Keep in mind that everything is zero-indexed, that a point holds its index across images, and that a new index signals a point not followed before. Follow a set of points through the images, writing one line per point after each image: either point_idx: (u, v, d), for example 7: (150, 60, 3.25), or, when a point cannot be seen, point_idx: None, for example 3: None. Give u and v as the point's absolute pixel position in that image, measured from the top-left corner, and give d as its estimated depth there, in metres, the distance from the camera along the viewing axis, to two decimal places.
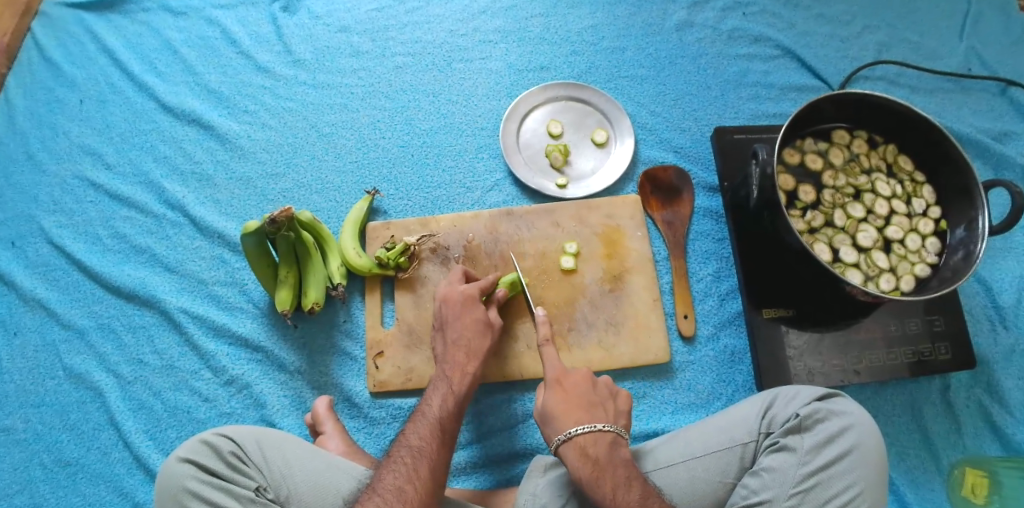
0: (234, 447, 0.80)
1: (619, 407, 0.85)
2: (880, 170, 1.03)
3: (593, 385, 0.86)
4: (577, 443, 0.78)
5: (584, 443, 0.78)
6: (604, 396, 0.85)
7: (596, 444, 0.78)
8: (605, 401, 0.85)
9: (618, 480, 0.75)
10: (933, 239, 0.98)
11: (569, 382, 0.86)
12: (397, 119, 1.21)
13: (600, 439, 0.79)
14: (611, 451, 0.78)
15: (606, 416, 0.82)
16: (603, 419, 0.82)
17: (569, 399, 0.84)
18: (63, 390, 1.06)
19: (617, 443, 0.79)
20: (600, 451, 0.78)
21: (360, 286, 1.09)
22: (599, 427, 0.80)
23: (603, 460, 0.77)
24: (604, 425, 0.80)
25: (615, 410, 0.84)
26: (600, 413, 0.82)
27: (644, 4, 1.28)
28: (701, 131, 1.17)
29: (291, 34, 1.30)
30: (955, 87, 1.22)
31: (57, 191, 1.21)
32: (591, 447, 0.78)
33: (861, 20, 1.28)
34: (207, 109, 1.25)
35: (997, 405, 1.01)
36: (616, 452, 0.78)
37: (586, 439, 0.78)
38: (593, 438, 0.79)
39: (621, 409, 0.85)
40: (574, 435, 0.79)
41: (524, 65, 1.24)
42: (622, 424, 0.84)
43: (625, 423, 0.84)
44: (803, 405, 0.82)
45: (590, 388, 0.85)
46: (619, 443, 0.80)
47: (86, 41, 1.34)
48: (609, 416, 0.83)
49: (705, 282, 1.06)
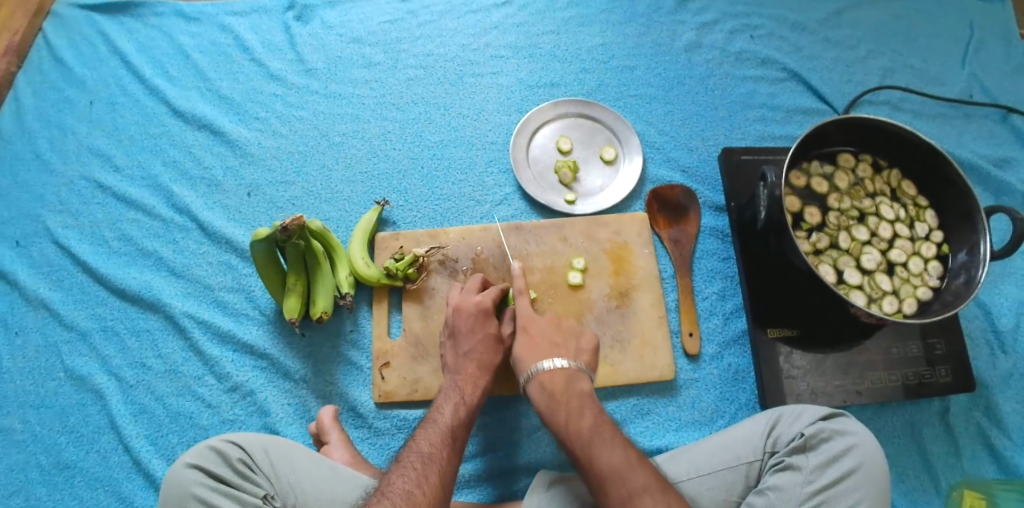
0: (242, 455, 0.80)
1: (583, 346, 0.90)
2: (884, 194, 1.05)
3: (557, 329, 0.92)
4: (538, 380, 0.86)
5: (545, 379, 0.85)
6: (567, 336, 0.91)
7: (555, 378, 0.85)
8: (566, 339, 0.90)
9: (570, 408, 0.82)
10: (935, 263, 1.00)
11: (534, 327, 0.92)
12: (407, 130, 1.22)
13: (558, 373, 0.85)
14: (568, 383, 0.85)
15: (567, 352, 0.88)
16: (564, 354, 0.88)
17: (532, 342, 0.90)
18: (64, 392, 1.06)
19: (575, 376, 0.86)
20: (558, 385, 0.85)
21: (368, 296, 1.09)
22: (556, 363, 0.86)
23: (560, 392, 0.84)
24: (564, 361, 0.86)
25: (578, 347, 0.90)
26: (563, 351, 0.88)
27: (654, 24, 1.31)
28: (708, 151, 1.19)
29: (303, 43, 1.31)
30: (958, 113, 1.25)
31: (63, 191, 1.21)
32: (551, 383, 0.85)
33: (866, 45, 1.30)
34: (217, 114, 1.26)
35: (995, 428, 1.02)
36: (573, 384, 0.85)
37: (546, 376, 0.85)
38: (551, 374, 0.85)
39: (584, 347, 0.90)
40: (535, 373, 0.86)
41: (535, 81, 1.25)
42: (585, 360, 0.89)
43: (588, 359, 0.89)
44: (808, 424, 0.83)
45: (552, 328, 0.91)
46: (579, 377, 0.86)
47: (98, 43, 1.34)
48: (571, 353, 0.88)
49: (710, 301, 1.07)
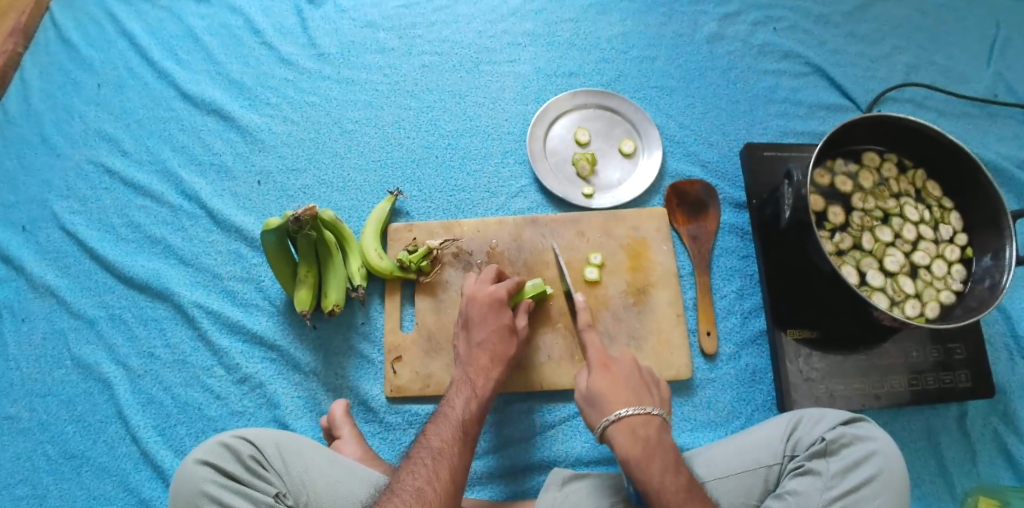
0: (253, 451, 0.78)
1: (662, 394, 0.85)
2: (909, 195, 1.03)
3: (638, 370, 0.85)
4: (627, 424, 0.77)
5: (634, 423, 0.77)
6: (650, 381, 0.84)
7: (646, 425, 0.77)
8: (651, 386, 0.83)
9: (668, 462, 0.74)
10: (959, 267, 0.97)
11: (615, 366, 0.84)
12: (422, 119, 1.19)
13: (651, 421, 0.78)
14: (659, 433, 0.78)
15: (653, 400, 0.81)
16: (650, 401, 0.81)
17: (615, 381, 0.82)
18: (71, 380, 1.04)
19: (665, 428, 0.78)
20: (650, 433, 0.77)
21: (380, 288, 1.08)
22: (649, 411, 0.78)
23: (653, 441, 0.76)
24: (653, 409, 0.79)
25: (660, 395, 0.83)
26: (648, 396, 0.81)
27: (675, 14, 1.27)
28: (729, 146, 1.16)
29: (316, 27, 1.28)
30: (982, 112, 1.22)
31: (70, 175, 1.19)
32: (642, 429, 0.77)
33: (891, 40, 1.27)
34: (227, 99, 1.23)
35: (1012, 434, 1.01)
36: (665, 437, 0.78)
37: (638, 421, 0.77)
38: (643, 420, 0.77)
39: (663, 396, 0.84)
40: (624, 416, 0.77)
41: (553, 70, 1.22)
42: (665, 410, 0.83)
43: (668, 408, 0.82)
44: (828, 429, 0.81)
45: (637, 371, 0.84)
46: (666, 427, 0.79)
47: (105, 25, 1.31)
48: (655, 401, 0.82)
49: (728, 299, 1.05)
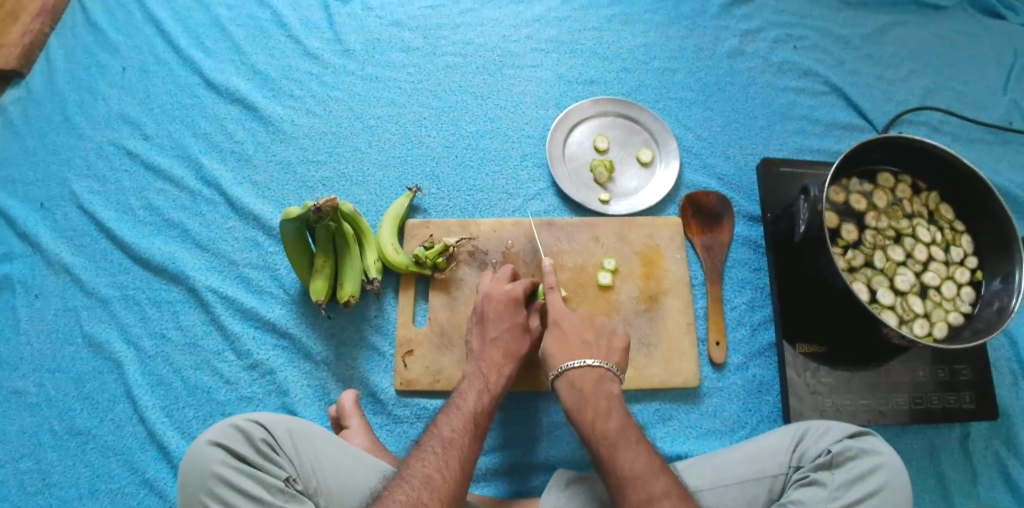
0: (266, 435, 0.79)
1: (614, 345, 0.91)
2: (922, 216, 1.04)
3: (592, 327, 0.92)
4: (567, 377, 0.86)
5: (574, 377, 0.86)
6: (601, 335, 0.91)
7: (584, 377, 0.85)
8: (600, 339, 0.90)
9: (599, 408, 0.82)
10: (969, 289, 0.99)
11: (568, 324, 0.92)
12: (443, 118, 1.21)
13: (589, 373, 0.86)
14: (599, 385, 0.85)
15: (599, 353, 0.89)
16: (595, 353, 0.88)
17: (566, 340, 0.90)
18: (81, 358, 1.05)
19: (605, 379, 0.85)
20: (587, 383, 0.85)
21: (395, 282, 1.09)
22: (587, 363, 0.86)
23: (589, 391, 0.84)
24: (594, 361, 0.86)
25: (609, 347, 0.90)
26: (594, 349, 0.88)
27: (697, 28, 1.29)
28: (745, 160, 1.18)
29: (343, 23, 1.29)
30: (996, 139, 1.23)
31: (91, 156, 1.20)
32: (579, 381, 0.85)
33: (909, 64, 1.29)
34: (251, 89, 1.24)
35: (1013, 458, 1.02)
36: (603, 385, 0.85)
37: (575, 373, 0.86)
38: (581, 373, 0.86)
39: (615, 346, 0.91)
40: (565, 369, 0.86)
41: (575, 77, 1.24)
42: (615, 361, 0.89)
43: (618, 361, 0.89)
44: (835, 441, 0.82)
45: (588, 329, 0.91)
46: (609, 378, 0.86)
47: (134, 11, 1.33)
48: (602, 354, 0.88)
49: (738, 310, 1.06)
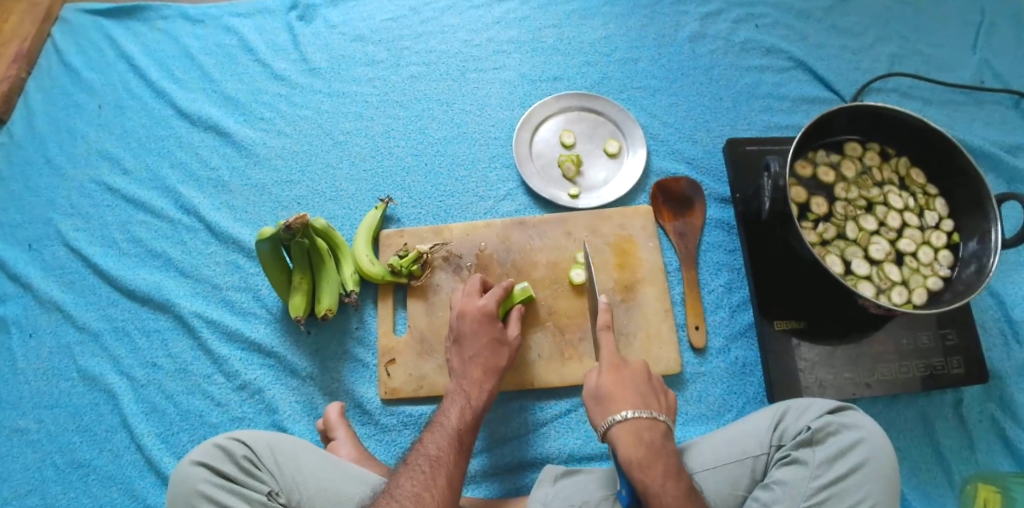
0: (247, 451, 0.80)
1: (669, 401, 0.84)
2: (893, 182, 1.03)
3: (648, 377, 0.84)
4: (633, 425, 0.76)
5: (639, 427, 0.76)
6: (658, 387, 0.83)
7: (652, 430, 0.77)
8: (658, 392, 0.83)
9: (669, 469, 0.73)
10: (946, 252, 0.98)
11: (626, 368, 0.84)
12: (410, 127, 1.22)
13: (656, 426, 0.77)
14: (664, 442, 0.77)
15: (660, 406, 0.81)
16: (654, 404, 0.80)
17: (626, 386, 0.81)
18: (76, 391, 1.08)
19: (670, 436, 0.78)
20: (654, 438, 0.76)
21: (373, 293, 1.10)
22: (655, 416, 0.78)
23: (656, 446, 0.75)
24: (659, 415, 0.78)
25: (667, 402, 0.82)
26: (656, 403, 0.80)
27: (657, 15, 1.30)
28: (713, 143, 1.18)
29: (307, 42, 1.32)
30: (969, 99, 1.22)
31: (74, 194, 1.23)
32: (646, 432, 0.76)
33: (874, 32, 1.28)
34: (223, 116, 1.27)
35: (1009, 420, 1.00)
36: (668, 443, 0.77)
37: (642, 424, 0.76)
38: (650, 425, 0.77)
39: (670, 405, 0.83)
40: (631, 418, 0.77)
41: (538, 76, 1.25)
42: (671, 419, 0.81)
43: (673, 417, 0.82)
44: (815, 418, 0.81)
45: (647, 378, 0.83)
46: (670, 435, 0.78)
47: (105, 49, 1.36)
48: (662, 407, 0.81)
49: (716, 294, 1.06)
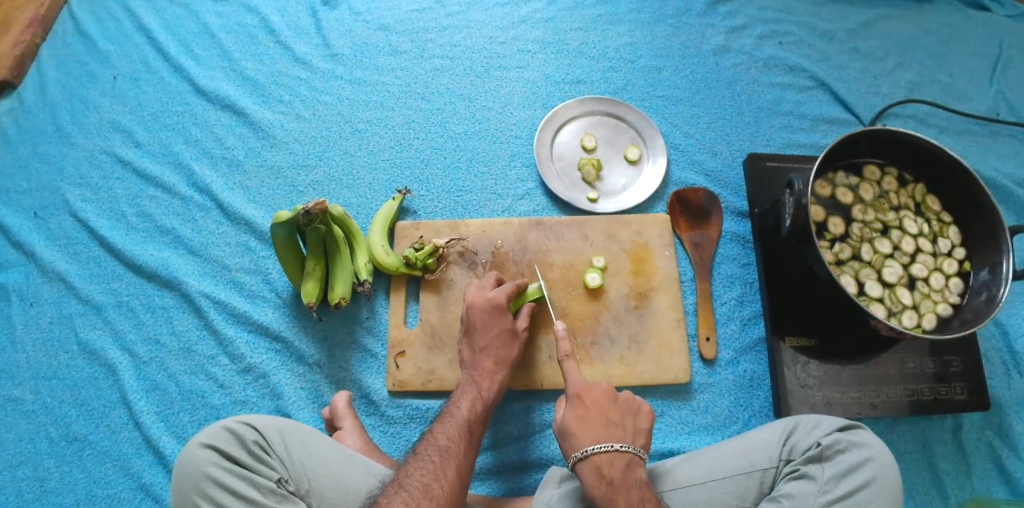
0: (258, 437, 0.79)
1: (638, 421, 0.85)
2: (909, 208, 1.04)
3: (615, 404, 0.85)
4: (594, 462, 0.78)
5: (600, 462, 0.78)
6: (625, 413, 0.85)
7: (612, 464, 0.78)
8: (626, 419, 0.84)
9: (632, 499, 0.74)
10: (957, 280, 0.99)
11: (589, 398, 0.85)
12: (431, 120, 1.22)
13: (618, 458, 0.78)
14: (627, 471, 0.78)
15: (625, 436, 0.82)
16: (618, 429, 0.82)
17: (587, 420, 0.83)
18: (76, 365, 1.06)
19: (634, 465, 0.79)
20: (616, 471, 0.77)
21: (386, 284, 1.09)
22: (616, 447, 0.79)
23: (618, 479, 0.77)
24: (622, 445, 0.79)
25: (634, 429, 0.83)
26: (620, 432, 0.82)
27: (683, 26, 1.30)
28: (733, 156, 1.19)
29: (330, 28, 1.30)
30: (983, 130, 1.24)
31: (83, 164, 1.21)
32: (607, 467, 0.78)
33: (895, 58, 1.30)
34: (241, 95, 1.25)
35: (1006, 447, 1.02)
36: (632, 473, 0.78)
37: (603, 459, 0.78)
38: (609, 458, 0.78)
39: (641, 428, 0.84)
40: (590, 453, 0.78)
41: (562, 77, 1.25)
42: (641, 444, 0.83)
43: (644, 443, 0.83)
44: (824, 434, 0.82)
45: (611, 406, 0.85)
46: (636, 464, 0.79)
47: (124, 19, 1.34)
48: (627, 435, 0.82)
49: (728, 306, 1.07)
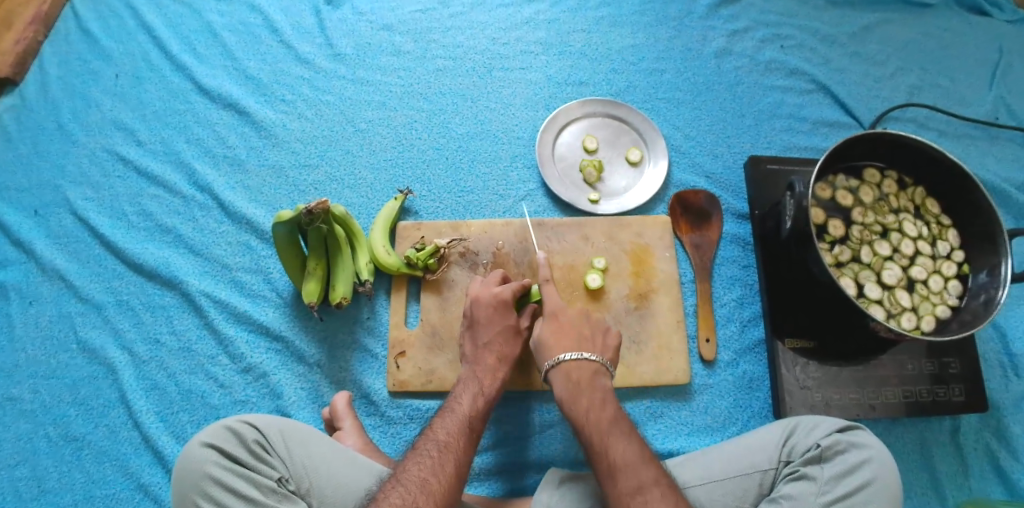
0: (258, 436, 0.79)
1: (608, 342, 0.90)
2: (908, 211, 1.05)
3: (589, 322, 0.91)
4: (563, 368, 0.85)
5: (569, 368, 0.85)
6: (598, 331, 0.90)
7: (579, 368, 0.85)
8: (596, 334, 0.90)
9: (595, 400, 0.81)
10: (955, 282, 0.99)
11: (565, 318, 0.91)
12: (433, 121, 1.22)
13: (586, 366, 0.85)
14: (595, 378, 0.84)
15: (594, 347, 0.88)
16: (590, 347, 0.88)
17: (561, 330, 0.89)
18: (75, 363, 1.06)
19: (600, 373, 0.85)
20: (582, 375, 0.84)
21: (387, 284, 1.09)
22: (585, 356, 0.86)
23: (584, 383, 0.83)
24: (590, 355, 0.86)
25: (604, 344, 0.90)
26: (590, 346, 0.88)
27: (685, 28, 1.31)
28: (734, 158, 1.19)
29: (333, 28, 1.31)
30: (983, 134, 1.24)
31: (84, 163, 1.21)
32: (574, 371, 0.84)
33: (896, 62, 1.30)
34: (243, 95, 1.25)
35: (1004, 450, 1.02)
36: (598, 379, 0.85)
37: (571, 365, 0.85)
38: (578, 365, 0.85)
39: (609, 344, 0.90)
40: (560, 361, 0.85)
41: (564, 78, 1.25)
42: (608, 358, 0.89)
43: (612, 356, 0.89)
44: (824, 436, 0.82)
45: (584, 323, 0.90)
46: (603, 372, 0.86)
47: (126, 18, 1.34)
48: (598, 348, 0.88)
49: (728, 308, 1.07)
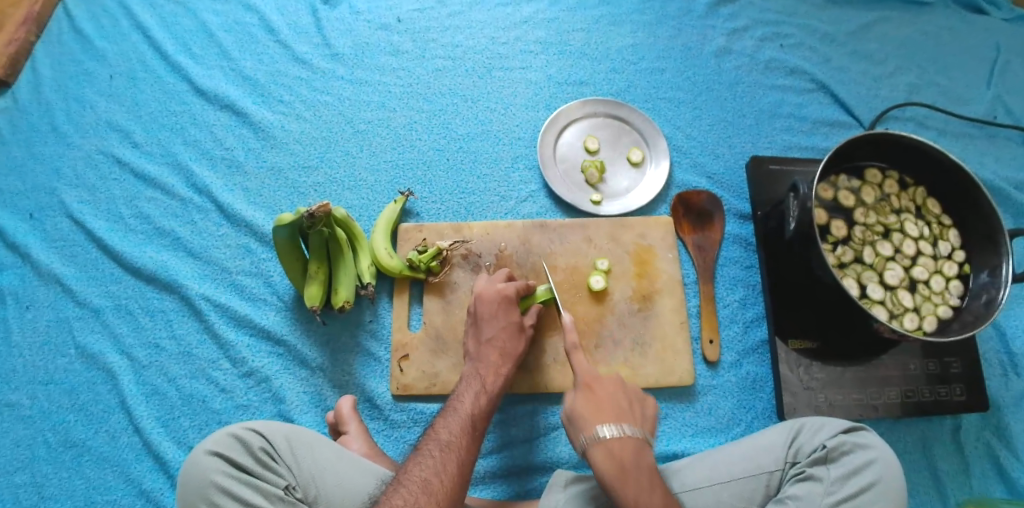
0: (264, 443, 0.78)
1: (638, 392, 0.85)
2: (910, 210, 1.05)
3: (625, 390, 0.84)
4: (606, 446, 0.76)
5: (612, 446, 0.77)
6: (634, 397, 0.83)
7: (624, 447, 0.77)
8: (634, 405, 0.83)
9: (642, 483, 0.74)
10: (956, 282, 1.00)
11: (599, 387, 0.83)
12: (433, 121, 1.21)
13: (630, 443, 0.77)
14: (638, 456, 0.77)
15: (633, 420, 0.80)
16: (631, 421, 0.80)
17: (599, 402, 0.81)
18: (74, 369, 1.05)
19: (644, 449, 0.78)
20: (628, 455, 0.76)
21: (389, 286, 1.09)
22: (627, 431, 0.78)
23: (629, 464, 0.76)
24: (633, 428, 0.78)
25: (642, 414, 0.82)
26: (629, 416, 0.80)
27: (684, 27, 1.30)
28: (735, 158, 1.19)
29: (331, 27, 1.29)
30: (981, 133, 1.25)
31: (79, 165, 1.19)
32: (619, 450, 0.76)
33: (894, 60, 1.31)
34: (240, 95, 1.24)
35: (1005, 448, 1.03)
36: (642, 457, 0.77)
37: (616, 443, 0.77)
38: (621, 441, 0.77)
39: (647, 414, 0.83)
40: (604, 438, 0.77)
41: (564, 78, 1.25)
42: (647, 429, 0.82)
43: (651, 428, 0.82)
44: (829, 437, 0.82)
45: (621, 393, 0.83)
46: (645, 448, 0.79)
47: (120, 17, 1.32)
48: (636, 421, 0.81)
49: (731, 309, 1.07)
